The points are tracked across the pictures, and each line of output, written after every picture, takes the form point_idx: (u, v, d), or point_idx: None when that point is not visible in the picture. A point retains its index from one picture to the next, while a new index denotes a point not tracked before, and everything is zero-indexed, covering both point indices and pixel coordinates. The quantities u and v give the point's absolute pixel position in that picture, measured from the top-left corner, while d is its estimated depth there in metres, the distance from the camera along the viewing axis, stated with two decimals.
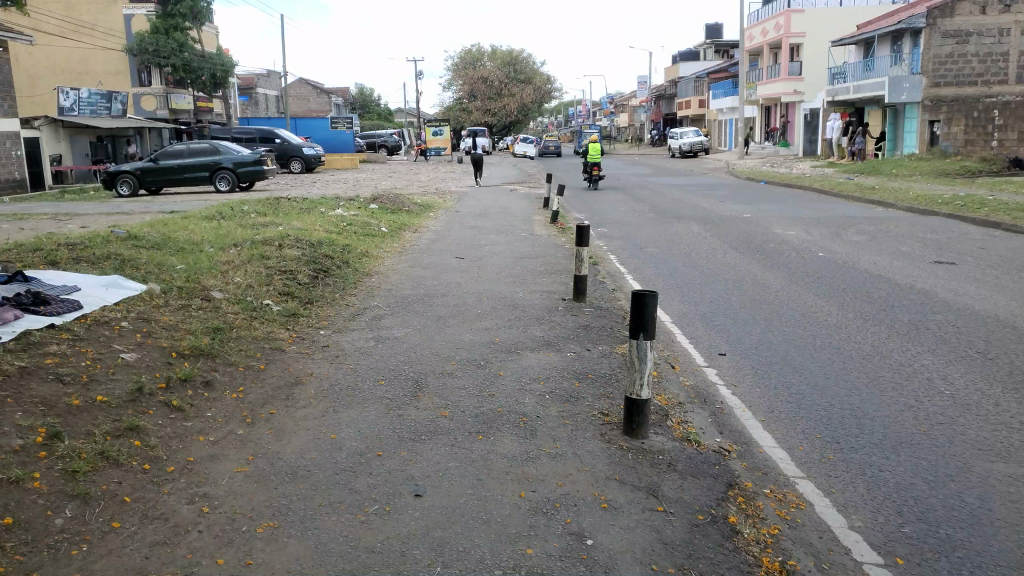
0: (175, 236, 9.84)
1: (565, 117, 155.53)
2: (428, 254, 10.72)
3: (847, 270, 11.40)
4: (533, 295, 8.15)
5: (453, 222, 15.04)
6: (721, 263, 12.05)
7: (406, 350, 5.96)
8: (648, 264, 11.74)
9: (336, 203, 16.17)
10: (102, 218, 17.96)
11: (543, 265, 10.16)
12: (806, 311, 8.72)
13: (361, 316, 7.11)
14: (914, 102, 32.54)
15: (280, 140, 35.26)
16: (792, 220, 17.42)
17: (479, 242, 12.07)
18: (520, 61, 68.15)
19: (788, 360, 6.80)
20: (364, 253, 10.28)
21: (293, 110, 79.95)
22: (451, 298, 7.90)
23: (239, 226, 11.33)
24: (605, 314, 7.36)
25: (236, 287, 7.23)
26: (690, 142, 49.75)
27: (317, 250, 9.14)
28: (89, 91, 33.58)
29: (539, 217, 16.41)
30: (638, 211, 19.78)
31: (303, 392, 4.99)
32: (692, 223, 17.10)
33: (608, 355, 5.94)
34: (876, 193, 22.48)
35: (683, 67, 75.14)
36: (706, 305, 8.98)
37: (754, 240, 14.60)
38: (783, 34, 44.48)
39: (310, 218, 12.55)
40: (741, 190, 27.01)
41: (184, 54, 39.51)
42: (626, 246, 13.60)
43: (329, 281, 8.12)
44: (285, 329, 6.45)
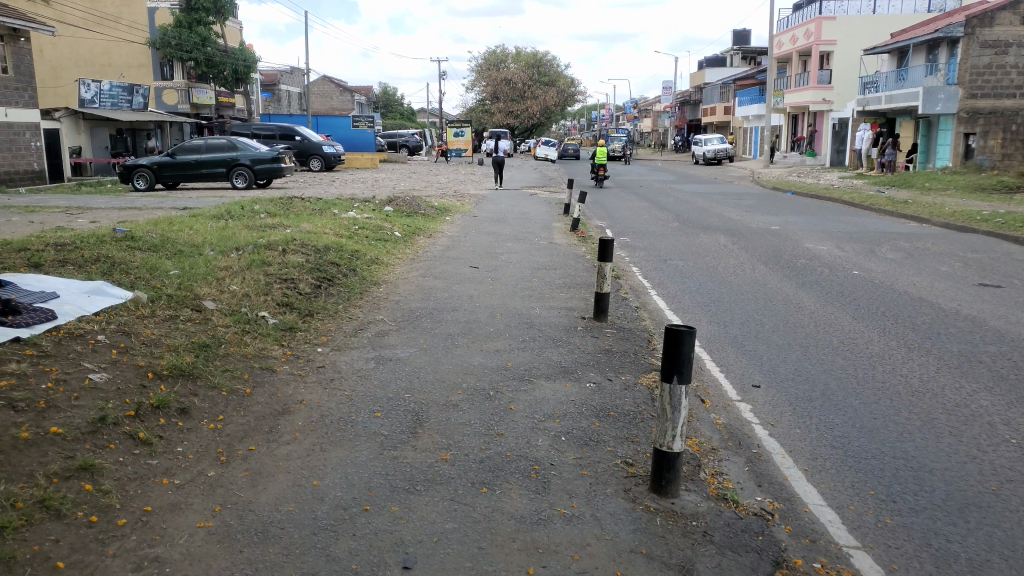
0: (176, 237, 9.37)
1: (587, 120, 154.66)
2: (441, 263, 10.20)
3: (886, 292, 10.72)
4: (550, 312, 7.58)
5: (470, 227, 14.51)
6: (750, 280, 11.41)
7: (409, 374, 5.40)
8: (672, 279, 11.13)
9: (351, 204, 15.72)
10: (113, 214, 17.63)
11: (563, 278, 9.59)
12: (845, 337, 8.07)
13: (364, 332, 6.57)
14: (949, 114, 31.61)
15: (301, 138, 34.99)
16: (823, 234, 16.74)
17: (497, 251, 11.53)
18: (544, 64, 67.58)
19: (830, 395, 6.15)
20: (375, 260, 9.77)
21: (316, 107, 79.94)
22: (463, 314, 7.34)
23: (246, 227, 10.86)
24: (628, 337, 6.77)
25: (231, 297, 6.73)
26: (714, 150, 48.91)
27: (323, 256, 8.63)
28: (111, 84, 33.65)
29: (560, 224, 15.83)
30: (662, 220, 19.15)
31: (290, 425, 4.46)
32: (718, 234, 16.46)
33: (632, 387, 5.36)
34: (910, 207, 21.67)
35: (709, 74, 74.30)
36: (736, 327, 8.37)
37: (784, 255, 13.94)
38: (813, 41, 43.58)
39: (321, 221, 12.07)
40: (768, 200, 26.26)
41: (207, 49, 39.36)
42: (650, 258, 13.00)
43: (333, 291, 7.61)
44: (279, 346, 5.94)
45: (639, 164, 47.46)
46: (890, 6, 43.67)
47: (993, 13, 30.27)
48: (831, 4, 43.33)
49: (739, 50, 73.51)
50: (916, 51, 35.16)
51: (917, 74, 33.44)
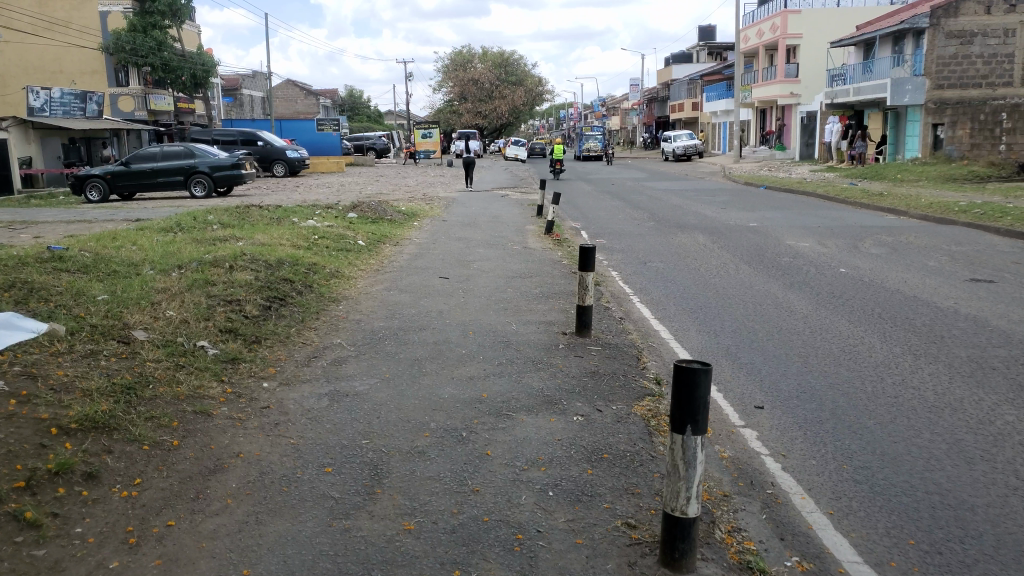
0: (113, 254, 8.51)
1: (556, 118, 154.37)
2: (408, 273, 9.47)
3: (878, 291, 10.18)
4: (528, 329, 6.87)
5: (439, 233, 13.76)
6: (735, 281, 10.82)
7: (370, 413, 4.68)
8: (654, 283, 10.50)
9: (312, 211, 14.91)
10: (59, 227, 16.63)
11: (538, 287, 8.91)
12: (845, 343, 7.47)
13: (318, 360, 5.82)
14: (916, 105, 31.48)
15: (263, 143, 33.93)
16: (803, 230, 16.25)
17: (467, 258, 10.79)
18: (511, 63, 66.92)
19: (841, 415, 5.52)
20: (335, 273, 8.99)
21: (281, 112, 78.57)
22: (430, 333, 6.60)
23: (194, 240, 10.01)
24: (616, 356, 6.10)
25: (165, 324, 5.93)
26: (684, 145, 48.66)
27: (275, 271, 7.85)
28: (62, 91, 32.43)
29: (533, 227, 15.16)
30: (637, 219, 18.58)
31: (222, 487, 3.72)
32: (697, 233, 15.90)
33: (625, 419, 4.69)
34: (886, 200, 21.34)
35: (676, 70, 74.27)
36: (729, 337, 7.74)
37: (766, 253, 13.41)
38: (780, 35, 43.41)
39: (279, 231, 11.27)
40: (742, 195, 25.87)
41: (163, 54, 37.73)
42: (628, 261, 12.38)
43: (284, 312, 6.83)
44: (219, 382, 5.17)
45: (612, 162, 46.85)
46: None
47: (958, 3, 30.22)
48: None
49: (706, 45, 73.48)
50: (882, 42, 35.09)
51: (884, 66, 33.33)
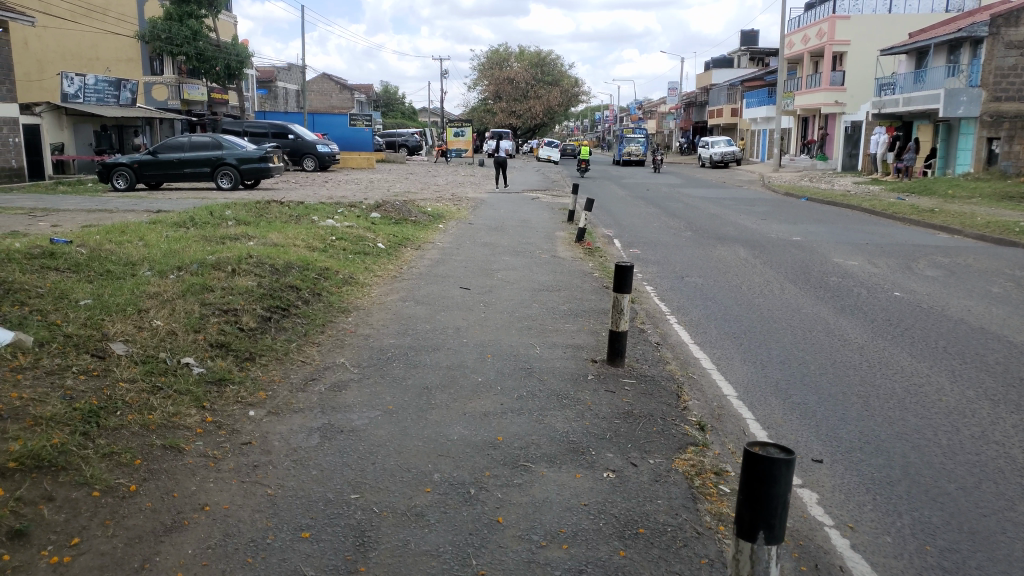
0: (112, 252, 7.95)
1: (591, 121, 153.21)
2: (428, 282, 8.82)
3: (940, 320, 9.28)
4: (553, 354, 6.14)
5: (464, 237, 13.12)
6: (781, 304, 10.00)
7: (364, 457, 4.02)
8: (693, 302, 9.73)
9: (335, 209, 14.35)
10: (81, 216, 16.32)
11: (568, 303, 8.20)
12: (908, 383, 6.64)
13: (315, 384, 5.17)
14: (970, 117, 30.23)
15: (294, 136, 33.63)
16: (850, 248, 15.29)
17: (491, 266, 10.10)
18: (548, 63, 66.14)
19: (916, 475, 4.72)
20: (349, 279, 8.36)
21: (315, 106, 78.74)
22: (444, 355, 5.92)
23: (203, 238, 9.45)
24: (652, 394, 5.37)
25: (149, 336, 5.31)
26: (721, 152, 47.49)
27: (282, 276, 7.24)
28: (97, 78, 32.37)
29: (564, 234, 14.43)
30: (673, 228, 17.75)
31: (175, 553, 3.07)
32: (737, 246, 15.03)
33: (663, 479, 3.95)
34: (938, 217, 20.24)
35: (716, 75, 72.92)
36: (777, 370, 6.96)
37: (812, 272, 12.52)
38: (827, 41, 42.10)
39: (295, 230, 10.70)
40: (782, 206, 24.86)
41: (198, 43, 37.88)
42: (664, 275, 11.61)
43: (285, 325, 6.20)
44: (199, 409, 4.55)
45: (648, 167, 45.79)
46: (906, 6, 42.08)
47: (1019, 12, 28.81)
48: (845, 2, 41.76)
49: (747, 50, 71.99)
50: (935, 51, 33.77)
51: (936, 75, 31.97)
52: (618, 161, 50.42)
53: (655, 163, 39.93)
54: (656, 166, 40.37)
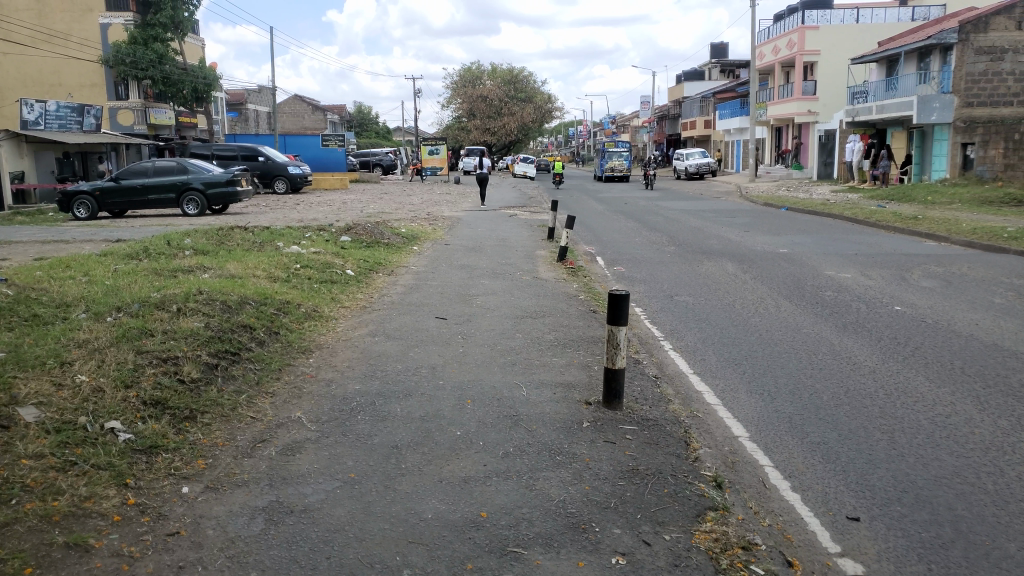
0: (43, 291, 7.08)
1: (565, 136, 153.66)
2: (400, 312, 8.08)
3: (950, 336, 8.69)
4: (540, 396, 5.42)
5: (440, 259, 12.40)
6: (779, 323, 9.37)
7: (318, 550, 3.28)
8: (686, 324, 9.08)
9: (302, 233, 13.59)
10: (33, 247, 15.40)
11: (555, 332, 7.50)
12: (934, 413, 5.99)
13: (265, 449, 4.41)
14: (944, 124, 30.08)
15: (264, 158, 32.79)
16: (839, 259, 14.75)
17: (469, 292, 9.39)
18: (521, 80, 65.93)
19: (969, 533, 4.06)
20: (311, 313, 7.59)
21: (287, 127, 77.95)
22: (416, 402, 5.18)
23: (153, 271, 8.64)
24: (657, 444, 4.69)
25: (69, 397, 4.49)
26: (697, 163, 47.35)
27: (234, 315, 6.44)
28: (58, 104, 31.30)
29: (544, 253, 13.77)
30: (656, 243, 17.17)
31: None
32: (724, 261, 14.43)
33: (683, 565, 3.26)
34: (923, 224, 19.85)
35: (688, 87, 73.16)
36: (789, 402, 6.30)
37: (805, 286, 11.94)
38: (797, 51, 42.01)
39: (257, 259, 9.92)
40: (763, 217, 24.44)
41: (164, 67, 36.47)
42: (653, 294, 10.97)
43: (233, 374, 5.42)
44: (121, 488, 3.76)
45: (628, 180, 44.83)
46: (872, 15, 42.19)
47: (988, 18, 28.82)
48: (813, 13, 41.79)
49: (718, 63, 72.33)
50: (906, 59, 33.63)
51: (908, 83, 31.87)
52: (596, 176, 47.95)
53: (648, 180, 36.87)
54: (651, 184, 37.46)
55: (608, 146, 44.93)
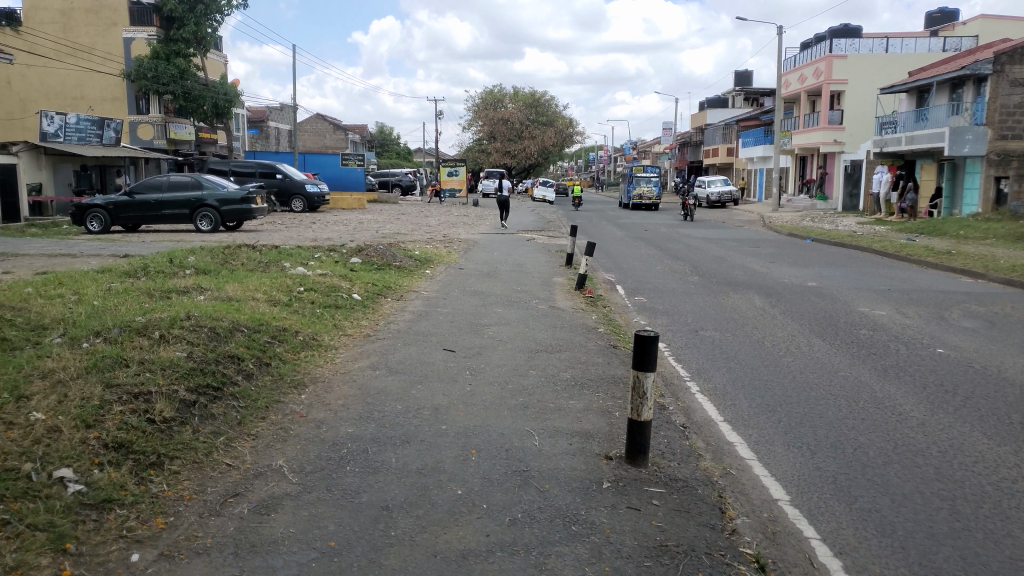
0: (22, 311, 6.59)
1: (585, 161, 153.88)
2: (406, 342, 7.54)
3: (1002, 384, 7.99)
4: (554, 448, 4.82)
5: (452, 284, 11.85)
6: (813, 364, 8.70)
7: None
8: (714, 363, 8.43)
9: (311, 253, 13.16)
10: (39, 260, 15.06)
11: (572, 369, 6.90)
12: (1001, 479, 5.30)
13: (236, 507, 3.83)
14: (977, 156, 29.31)
15: (282, 176, 32.60)
16: (872, 294, 14.06)
17: (479, 321, 8.81)
18: (543, 104, 65.80)
19: None
20: (309, 342, 7.05)
21: (309, 146, 78.39)
22: (413, 452, 4.60)
23: (147, 291, 8.17)
24: (686, 513, 4.06)
25: (18, 439, 3.95)
26: (719, 191, 46.72)
27: (223, 344, 5.91)
28: (78, 117, 31.39)
29: (562, 280, 13.18)
30: (678, 272, 16.60)
31: None
32: (751, 294, 13.77)
33: None
34: (957, 259, 19.13)
35: (710, 115, 72.77)
36: (832, 458, 5.63)
37: (839, 323, 11.27)
38: (823, 80, 41.47)
39: (258, 281, 9.43)
40: (788, 248, 23.78)
41: (185, 82, 36.77)
42: (677, 328, 10.34)
43: (213, 412, 4.87)
44: (57, 556, 3.20)
45: (658, 209, 42.32)
46: (903, 45, 41.50)
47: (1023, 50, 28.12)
48: (842, 42, 41.12)
49: (741, 91, 71.89)
50: (938, 89, 32.95)
51: (939, 114, 31.21)
52: (623, 203, 45.24)
53: (685, 213, 33.85)
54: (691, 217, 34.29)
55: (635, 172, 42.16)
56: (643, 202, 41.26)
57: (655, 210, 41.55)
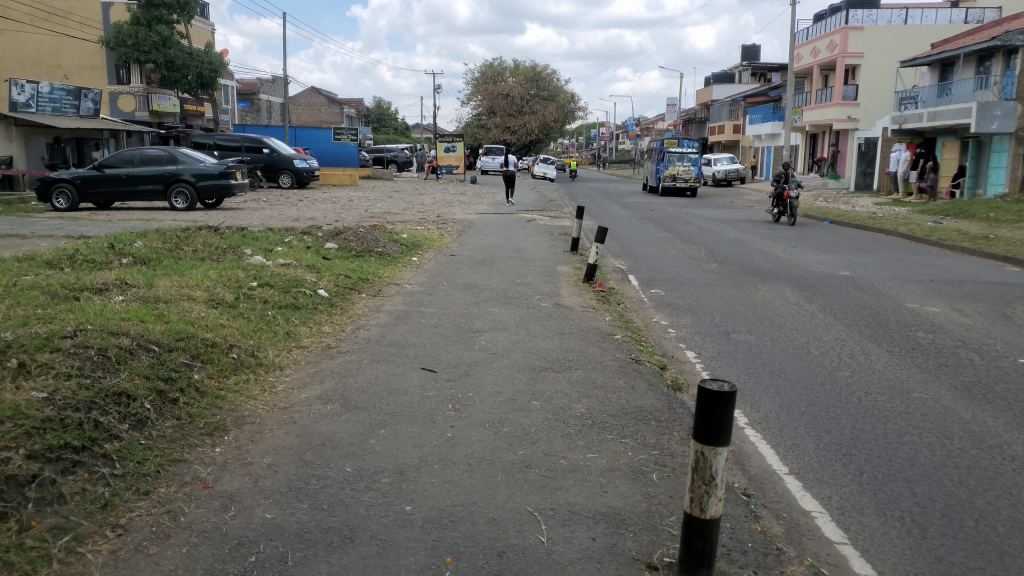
0: None
1: (587, 139, 151.92)
2: (376, 358, 5.93)
3: None
4: (570, 548, 3.23)
5: (442, 275, 10.25)
6: (878, 381, 7.09)
7: None
8: (760, 381, 6.83)
9: (283, 238, 11.58)
10: None
11: (588, 399, 5.30)
12: None
13: None
14: (1004, 134, 27.61)
15: (269, 150, 30.76)
16: (917, 287, 12.41)
17: (470, 326, 7.21)
18: (544, 78, 63.68)
19: None
20: (244, 361, 5.42)
21: (304, 121, 76.49)
22: (356, 563, 3.03)
23: (51, 288, 6.53)
24: None
25: None
26: (725, 169, 44.89)
27: (109, 376, 4.25)
28: (52, 86, 29.60)
29: (568, 269, 11.59)
30: (695, 259, 15.01)
31: None
32: (782, 286, 12.10)
33: None
34: (995, 245, 17.51)
35: (716, 91, 70.66)
36: (952, 539, 4.01)
37: (890, 323, 9.65)
38: (837, 53, 39.46)
39: (204, 274, 7.82)
40: (807, 230, 22.18)
41: (168, 50, 34.99)
42: (703, 331, 8.77)
43: (60, 492, 3.24)
44: None
45: (694, 194, 34.43)
46: (923, 16, 39.60)
47: None
48: (858, 13, 39.20)
49: (749, 66, 69.61)
50: (965, 62, 31.05)
51: (965, 88, 29.44)
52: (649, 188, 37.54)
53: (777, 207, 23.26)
54: (790, 217, 23.38)
55: (668, 148, 33.98)
56: (679, 187, 33.16)
57: (694, 195, 34.15)
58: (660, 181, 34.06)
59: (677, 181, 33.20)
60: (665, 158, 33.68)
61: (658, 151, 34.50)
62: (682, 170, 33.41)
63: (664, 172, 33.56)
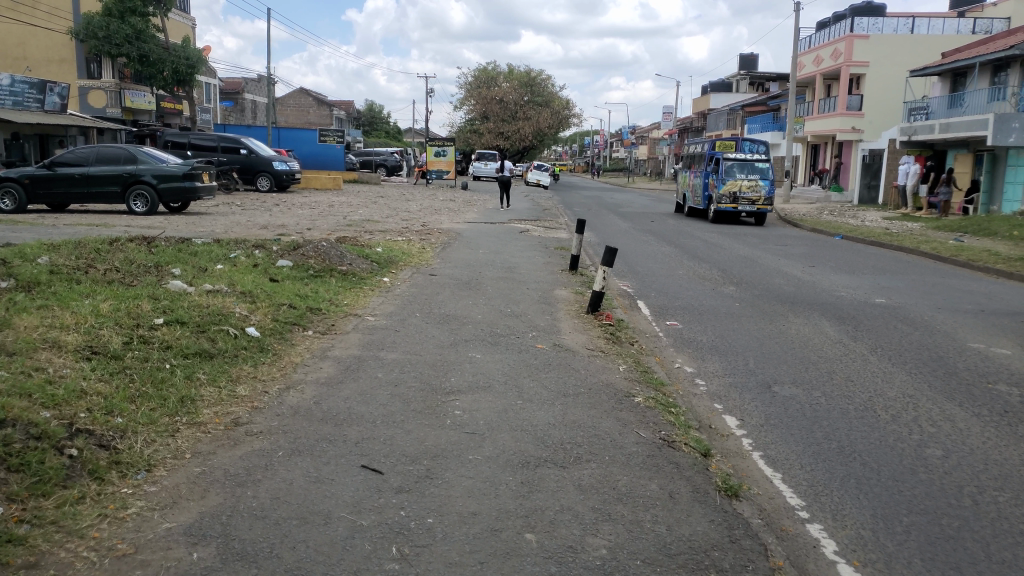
0: None
1: (580, 147, 151.16)
2: (298, 447, 4.07)
3: None
4: None
5: (414, 302, 8.42)
6: (983, 466, 5.29)
7: None
8: (829, 471, 5.00)
9: (230, 251, 9.74)
10: None
11: (613, 530, 3.47)
12: None
13: None
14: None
15: (246, 152, 28.78)
16: (970, 320, 10.66)
17: (441, 385, 5.36)
18: (538, 83, 62.08)
19: None
20: (87, 460, 3.53)
21: (292, 122, 74.65)
22: None
23: None
24: None
25: None
26: None
27: None
28: (13, 78, 27.42)
29: (567, 295, 9.83)
30: (708, 281, 13.28)
31: None
32: (816, 317, 10.34)
33: None
34: None
35: (714, 99, 69.21)
36: None
37: (961, 371, 7.87)
38: (842, 62, 37.93)
39: (92, 306, 5.89)
40: (820, 246, 20.53)
41: (142, 45, 33.07)
42: (738, 383, 6.95)
43: None
44: None
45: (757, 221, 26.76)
46: (929, 25, 37.97)
47: None
48: (864, 20, 37.72)
49: (747, 75, 68.36)
50: (978, 73, 29.59)
51: (980, 99, 27.91)
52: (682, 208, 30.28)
53: None
54: None
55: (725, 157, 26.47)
56: (740, 208, 25.83)
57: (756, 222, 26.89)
58: (713, 199, 26.48)
59: (739, 199, 25.77)
60: (723, 168, 26.09)
61: (710, 160, 26.78)
62: (744, 186, 25.95)
63: (721, 189, 26.00)
